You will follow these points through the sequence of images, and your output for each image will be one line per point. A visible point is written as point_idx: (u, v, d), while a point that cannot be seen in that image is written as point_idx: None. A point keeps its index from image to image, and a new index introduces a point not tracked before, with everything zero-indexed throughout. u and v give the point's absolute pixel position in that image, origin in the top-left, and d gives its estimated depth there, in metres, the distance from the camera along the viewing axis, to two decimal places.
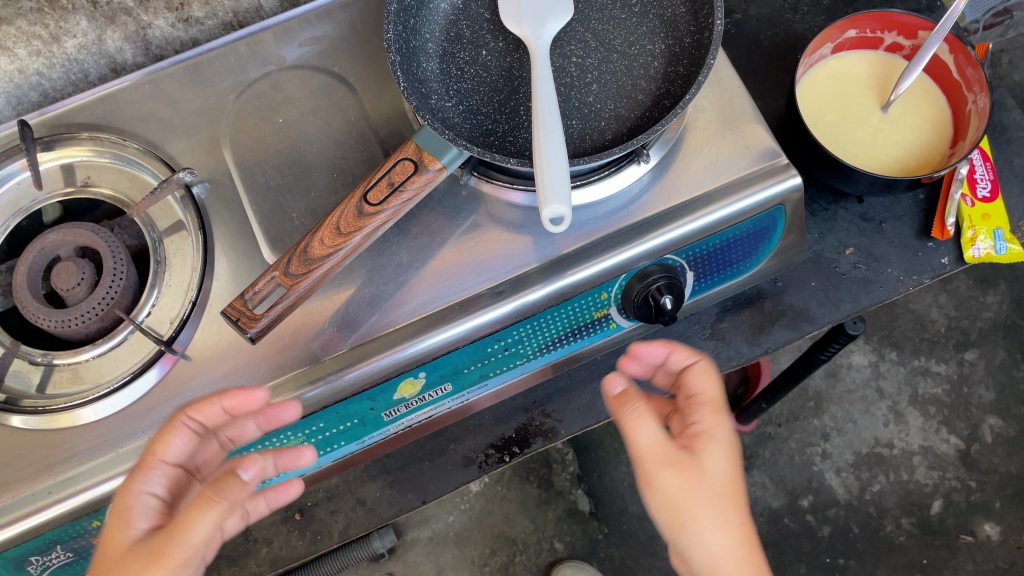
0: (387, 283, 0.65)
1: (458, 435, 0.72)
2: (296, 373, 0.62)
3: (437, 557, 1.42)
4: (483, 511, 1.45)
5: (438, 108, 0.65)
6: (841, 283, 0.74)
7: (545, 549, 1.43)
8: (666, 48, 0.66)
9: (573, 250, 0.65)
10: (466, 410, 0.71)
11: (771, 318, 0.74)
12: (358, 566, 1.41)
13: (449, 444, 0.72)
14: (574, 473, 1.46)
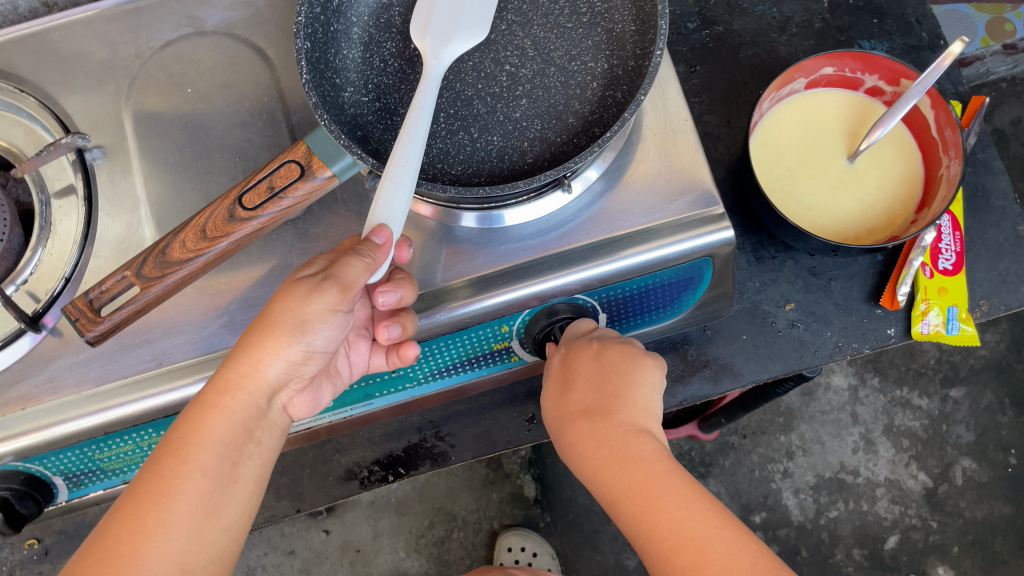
0: (274, 287, 0.61)
1: (343, 447, 0.68)
2: (164, 370, 0.59)
3: (375, 521, 1.42)
4: (428, 483, 1.44)
5: (348, 104, 0.59)
6: (775, 341, 0.68)
7: (483, 529, 1.42)
8: (608, 68, 0.60)
9: (476, 277, 0.60)
10: (353, 424, 0.67)
11: (693, 368, 0.68)
12: (296, 520, 1.41)
13: (333, 454, 0.68)
14: (525, 457, 1.44)
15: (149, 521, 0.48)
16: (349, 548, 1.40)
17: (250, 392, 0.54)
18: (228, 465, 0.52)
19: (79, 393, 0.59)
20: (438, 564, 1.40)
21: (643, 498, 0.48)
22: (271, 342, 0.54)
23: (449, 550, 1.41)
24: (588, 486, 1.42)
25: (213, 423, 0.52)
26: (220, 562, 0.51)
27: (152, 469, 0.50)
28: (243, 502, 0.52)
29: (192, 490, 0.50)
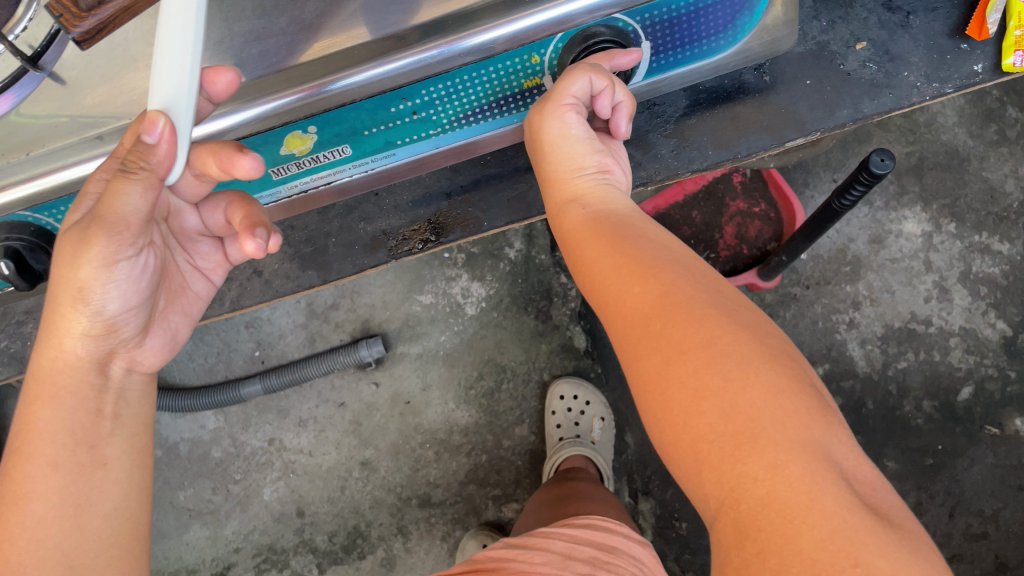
0: (280, 18, 0.55)
1: (369, 215, 0.72)
2: None
3: (424, 373, 1.40)
4: (476, 335, 1.41)
5: None
6: (842, 84, 0.67)
7: (533, 380, 1.40)
8: None
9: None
10: (376, 178, 0.66)
11: (731, 97, 0.67)
12: (345, 372, 1.41)
13: (359, 222, 0.73)
14: (575, 309, 1.40)
15: (12, 529, 0.49)
16: (399, 400, 1.40)
17: (75, 372, 0.53)
18: (84, 448, 0.52)
19: (84, 135, 0.56)
20: (489, 415, 1.39)
21: (583, 260, 0.52)
22: (62, 318, 0.53)
23: (499, 401, 1.39)
24: None
25: (45, 415, 0.52)
26: (109, 535, 0.52)
27: (7, 477, 0.51)
28: (115, 479, 0.53)
29: (42, 486, 0.50)
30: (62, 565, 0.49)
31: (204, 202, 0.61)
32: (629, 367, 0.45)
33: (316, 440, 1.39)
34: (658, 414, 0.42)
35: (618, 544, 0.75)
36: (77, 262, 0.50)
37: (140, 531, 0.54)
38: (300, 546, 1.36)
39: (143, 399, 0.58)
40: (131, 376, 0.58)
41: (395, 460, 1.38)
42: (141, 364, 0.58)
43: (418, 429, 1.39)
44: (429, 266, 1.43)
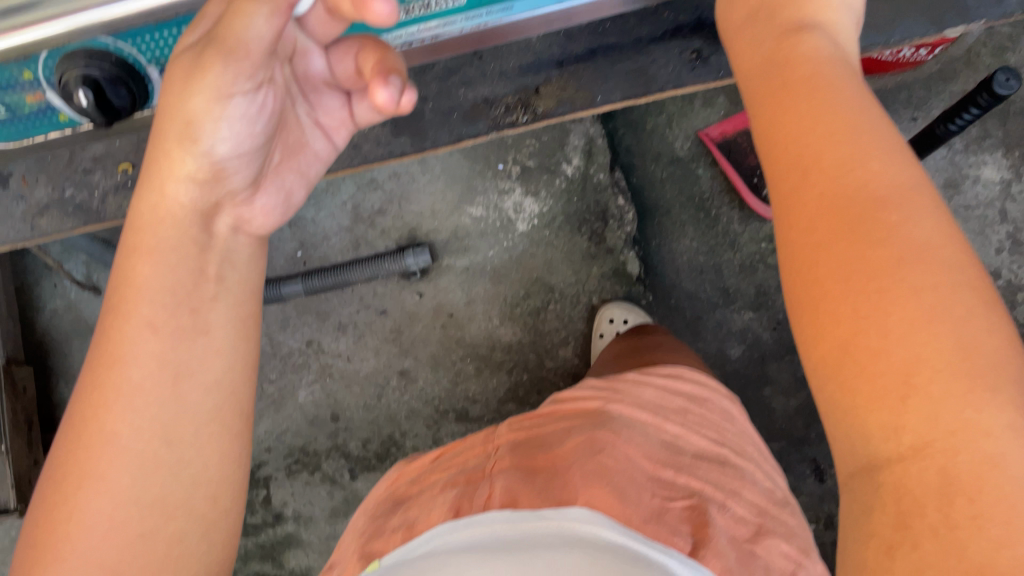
0: None
1: (471, 81, 0.75)
2: None
3: (470, 287, 1.36)
4: (525, 253, 1.36)
5: None
6: None
7: (582, 302, 1.35)
8: None
9: None
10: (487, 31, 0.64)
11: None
12: (388, 280, 1.37)
13: (461, 87, 0.76)
14: (630, 234, 1.35)
15: (110, 394, 0.50)
16: (442, 313, 1.36)
17: (178, 225, 0.53)
18: (185, 311, 0.53)
19: None
20: (533, 334, 1.35)
21: (786, 122, 0.46)
22: (166, 156, 0.52)
23: (544, 322, 1.35)
24: (695, 270, 1.37)
25: (144, 268, 0.52)
26: (208, 410, 0.53)
27: (104, 336, 0.52)
28: (215, 350, 0.54)
29: (142, 349, 0.51)
30: (159, 438, 0.50)
31: (334, 46, 0.56)
32: (813, 256, 0.42)
33: (355, 346, 1.36)
34: (857, 314, 0.39)
35: (718, 398, 0.72)
36: (189, 89, 0.49)
37: (240, 403, 0.55)
38: (333, 450, 1.35)
39: (251, 261, 0.58)
40: (237, 236, 0.57)
41: (434, 371, 1.35)
42: (249, 226, 0.57)
43: (460, 343, 1.36)
44: (482, 177, 1.37)
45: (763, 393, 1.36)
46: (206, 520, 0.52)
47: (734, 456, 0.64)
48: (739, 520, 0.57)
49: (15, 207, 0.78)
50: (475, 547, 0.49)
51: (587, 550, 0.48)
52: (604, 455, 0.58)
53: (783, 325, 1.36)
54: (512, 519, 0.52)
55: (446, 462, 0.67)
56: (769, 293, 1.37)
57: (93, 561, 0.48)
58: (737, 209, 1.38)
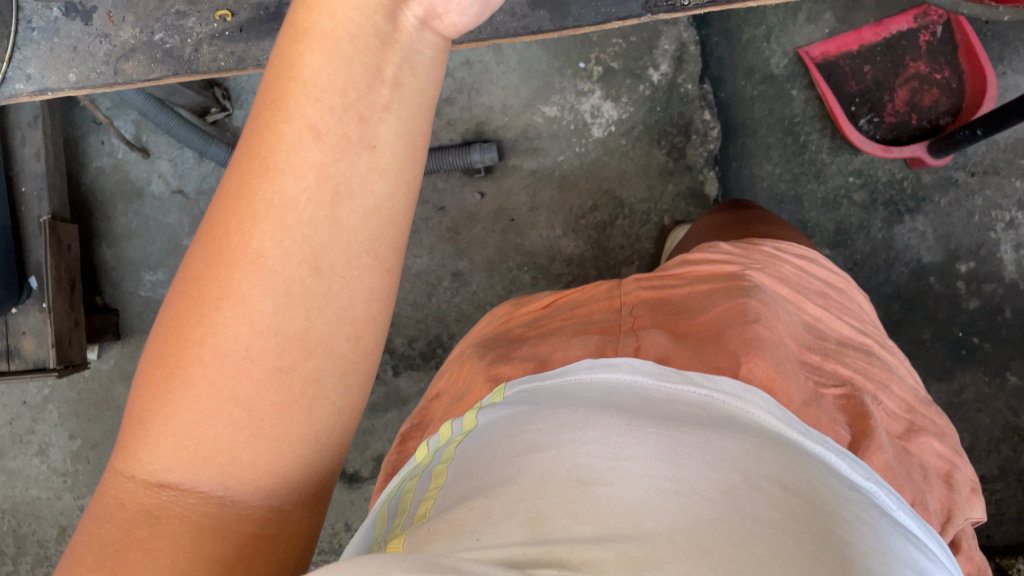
0: None
1: None
2: None
3: (535, 193, 1.29)
4: (597, 162, 1.28)
5: None
6: None
7: (652, 222, 1.28)
8: None
9: None
10: None
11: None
12: (450, 175, 1.30)
13: None
14: (712, 152, 1.27)
15: (258, 207, 0.39)
16: (503, 216, 1.29)
17: (361, 4, 0.39)
18: (353, 118, 0.39)
19: None
20: (597, 250, 1.29)
21: None
22: None
23: (610, 237, 1.29)
24: (774, 201, 1.30)
25: (311, 57, 0.38)
26: (365, 240, 0.41)
27: (256, 133, 0.40)
28: (383, 170, 0.40)
29: (302, 157, 0.39)
30: (307, 264, 0.40)
31: None
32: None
33: (409, 241, 1.31)
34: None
35: (849, 293, 0.70)
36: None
37: (401, 235, 0.43)
38: None
39: (435, 69, 0.42)
40: (423, 34, 0.41)
41: (489, 277, 1.30)
42: (439, 22, 0.41)
43: (518, 250, 1.29)
44: (560, 74, 1.27)
45: None
46: (344, 363, 0.43)
47: (876, 348, 0.62)
48: (892, 415, 0.54)
49: (99, 46, 0.85)
50: (628, 409, 0.40)
51: (749, 434, 0.39)
52: (758, 325, 0.51)
53: (860, 267, 1.29)
54: (654, 377, 0.44)
55: (567, 312, 0.61)
56: (849, 231, 1.29)
57: (219, 395, 0.41)
58: (829, 137, 1.29)
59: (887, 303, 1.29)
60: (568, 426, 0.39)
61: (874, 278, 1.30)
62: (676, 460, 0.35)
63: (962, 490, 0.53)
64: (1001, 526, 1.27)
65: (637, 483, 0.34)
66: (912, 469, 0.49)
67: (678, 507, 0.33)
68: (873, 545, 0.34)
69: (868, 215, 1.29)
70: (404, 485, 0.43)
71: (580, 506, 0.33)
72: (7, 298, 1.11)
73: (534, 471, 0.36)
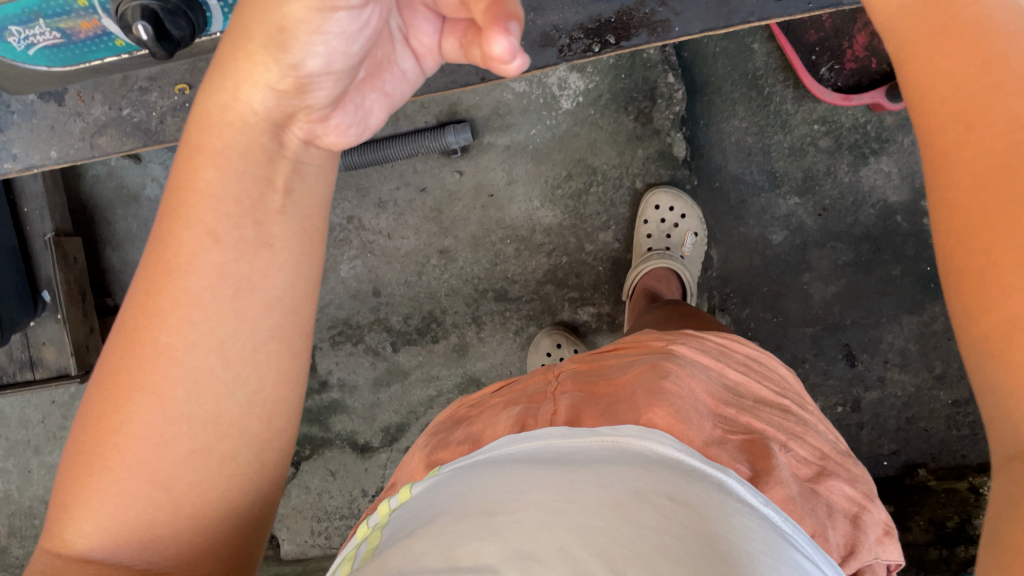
0: None
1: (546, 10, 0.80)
2: None
3: (511, 167, 1.34)
4: (569, 132, 1.32)
5: None
6: None
7: (625, 187, 1.34)
8: None
9: None
10: None
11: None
12: (428, 157, 1.35)
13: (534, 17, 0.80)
14: (678, 115, 1.30)
15: (166, 304, 0.47)
16: (482, 193, 1.35)
17: (247, 129, 0.47)
18: (249, 224, 0.48)
19: None
20: (574, 218, 1.34)
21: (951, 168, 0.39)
22: (243, 59, 0.45)
23: (586, 204, 1.34)
24: (742, 153, 1.34)
25: (207, 173, 0.48)
26: (267, 328, 0.50)
27: (162, 238, 0.48)
28: (280, 265, 0.50)
29: (203, 259, 0.47)
30: (215, 353, 0.48)
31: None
32: (966, 186, 0.38)
33: (396, 223, 1.37)
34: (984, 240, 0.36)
35: (772, 367, 0.76)
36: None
37: (299, 323, 0.52)
38: (376, 324, 1.39)
39: (321, 175, 0.52)
40: (308, 149, 0.50)
41: (474, 251, 1.36)
42: (320, 140, 0.50)
43: (500, 224, 1.35)
44: None
45: (803, 279, 1.36)
46: (255, 438, 0.50)
47: (795, 408, 0.69)
48: (800, 461, 0.60)
49: (74, 125, 0.90)
50: (541, 460, 0.47)
51: (645, 465, 0.46)
52: (668, 381, 0.59)
53: (829, 212, 1.34)
54: (569, 435, 0.51)
55: (506, 388, 0.68)
56: (817, 177, 1.33)
57: (137, 474, 0.46)
58: (791, 88, 1.31)
59: (857, 244, 1.34)
60: (485, 481, 0.46)
61: (843, 221, 1.34)
62: (574, 488, 0.42)
63: (869, 529, 0.57)
64: (976, 445, 1.35)
65: (542, 505, 0.41)
66: (816, 506, 0.55)
67: (575, 521, 0.39)
68: (760, 542, 0.41)
69: (834, 160, 1.33)
70: (351, 551, 0.48)
71: (487, 530, 0.39)
72: (25, 318, 1.17)
73: (452, 513, 0.43)
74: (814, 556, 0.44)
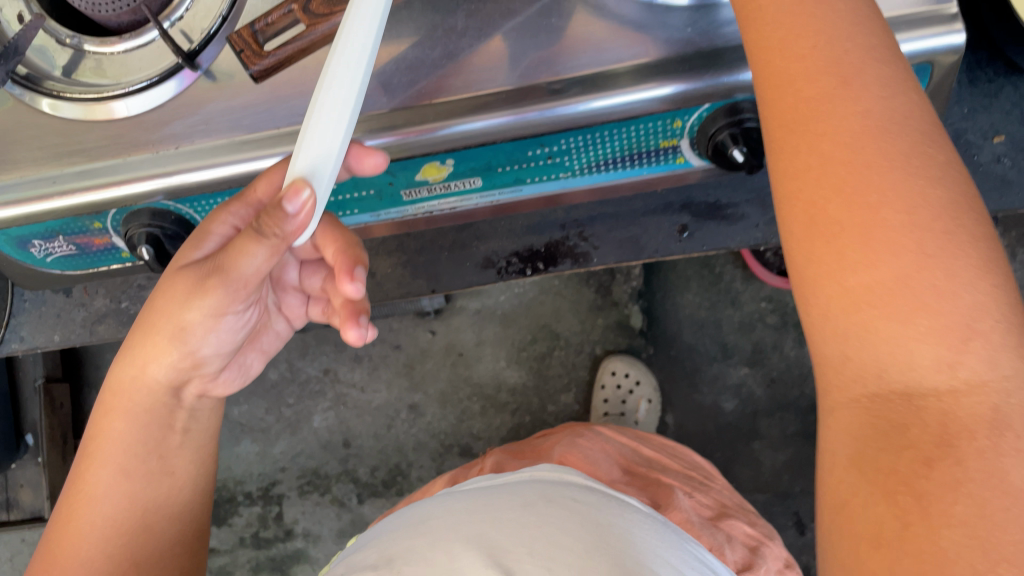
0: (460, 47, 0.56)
1: (483, 235, 0.72)
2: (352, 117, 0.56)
3: (480, 329, 1.44)
4: (535, 300, 1.43)
5: None
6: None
7: (586, 351, 1.44)
8: None
9: (675, 56, 0.54)
10: (525, 206, 0.67)
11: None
12: (404, 318, 1.45)
13: (473, 241, 0.73)
14: (635, 289, 1.44)
15: (83, 529, 0.53)
16: (453, 352, 1.44)
17: (151, 394, 0.56)
18: (155, 457, 0.56)
19: (231, 139, 0.57)
20: (538, 379, 1.43)
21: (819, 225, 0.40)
22: (152, 346, 0.55)
23: (549, 367, 1.44)
24: (695, 325, 1.44)
25: (118, 421, 0.56)
26: (168, 538, 0.57)
27: (78, 475, 0.55)
28: (178, 486, 0.58)
29: (115, 492, 0.54)
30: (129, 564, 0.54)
31: (308, 263, 0.63)
32: (831, 188, 0.40)
33: (369, 377, 1.45)
34: (846, 250, 0.39)
35: (686, 454, 0.99)
36: (189, 304, 0.53)
37: (192, 531, 0.60)
38: (343, 474, 1.45)
39: (210, 418, 0.62)
40: (202, 400, 0.61)
41: (442, 407, 1.44)
42: (212, 392, 0.61)
43: (468, 381, 1.44)
44: None
45: (753, 446, 1.44)
46: None
47: (701, 476, 0.92)
48: (704, 506, 0.81)
49: None
50: (473, 494, 0.65)
51: (556, 486, 0.64)
52: (589, 440, 0.89)
53: (776, 382, 1.43)
54: (499, 479, 0.69)
55: (467, 471, 0.91)
56: (765, 350, 1.43)
57: None
58: (740, 268, 1.43)
59: (803, 414, 1.42)
60: (432, 508, 0.63)
61: (789, 392, 1.43)
62: (495, 502, 0.60)
63: (765, 555, 0.77)
64: None
65: (471, 511, 0.58)
66: (716, 534, 0.75)
67: (494, 514, 0.57)
68: (637, 530, 0.58)
69: (780, 336, 1.43)
70: (340, 558, 0.65)
71: (430, 528, 0.57)
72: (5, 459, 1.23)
73: (408, 525, 0.60)
74: (691, 545, 0.61)
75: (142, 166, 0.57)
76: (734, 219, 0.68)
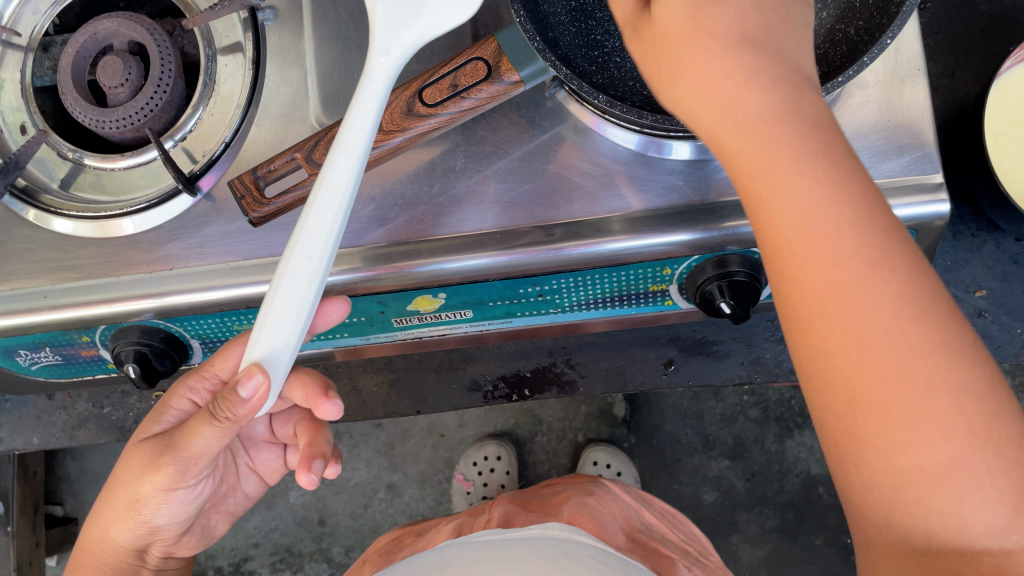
0: (456, 187, 0.58)
1: (473, 359, 0.73)
2: (349, 249, 0.57)
3: (463, 412, 1.43)
4: None
5: (547, 22, 0.54)
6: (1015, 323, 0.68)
7: (568, 439, 1.45)
8: (825, 23, 0.53)
9: (665, 210, 0.56)
10: (518, 333, 0.68)
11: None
12: None
13: (461, 362, 0.73)
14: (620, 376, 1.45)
15: None
16: (434, 432, 1.44)
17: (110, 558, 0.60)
18: None
19: (226, 264, 0.57)
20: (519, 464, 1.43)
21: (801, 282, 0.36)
22: (114, 515, 0.58)
23: (531, 453, 1.45)
24: (678, 414, 1.44)
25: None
26: None
27: None
28: None
29: None
30: None
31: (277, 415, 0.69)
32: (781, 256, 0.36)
33: (348, 455, 1.44)
34: (815, 337, 0.35)
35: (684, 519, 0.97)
36: (141, 479, 0.55)
37: None
38: (317, 553, 1.43)
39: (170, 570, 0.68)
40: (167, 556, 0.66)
41: (421, 489, 1.43)
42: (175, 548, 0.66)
43: (448, 464, 1.43)
44: None
45: (731, 540, 1.43)
46: None
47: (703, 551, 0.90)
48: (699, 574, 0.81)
49: None
50: (484, 540, 0.70)
51: (561, 536, 0.69)
52: (590, 497, 0.89)
53: (756, 477, 1.42)
54: (506, 528, 0.74)
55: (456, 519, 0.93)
56: (746, 444, 1.43)
57: None
58: None
59: (782, 511, 1.41)
60: (448, 549, 0.69)
61: (770, 487, 1.42)
62: (504, 546, 0.66)
63: None
64: None
65: (483, 552, 0.64)
66: None
67: (504, 553, 0.63)
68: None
69: (761, 430, 1.43)
70: None
71: (443, 562, 0.63)
72: None
73: (422, 562, 0.66)
74: None
75: (137, 286, 0.57)
76: (720, 355, 0.69)
